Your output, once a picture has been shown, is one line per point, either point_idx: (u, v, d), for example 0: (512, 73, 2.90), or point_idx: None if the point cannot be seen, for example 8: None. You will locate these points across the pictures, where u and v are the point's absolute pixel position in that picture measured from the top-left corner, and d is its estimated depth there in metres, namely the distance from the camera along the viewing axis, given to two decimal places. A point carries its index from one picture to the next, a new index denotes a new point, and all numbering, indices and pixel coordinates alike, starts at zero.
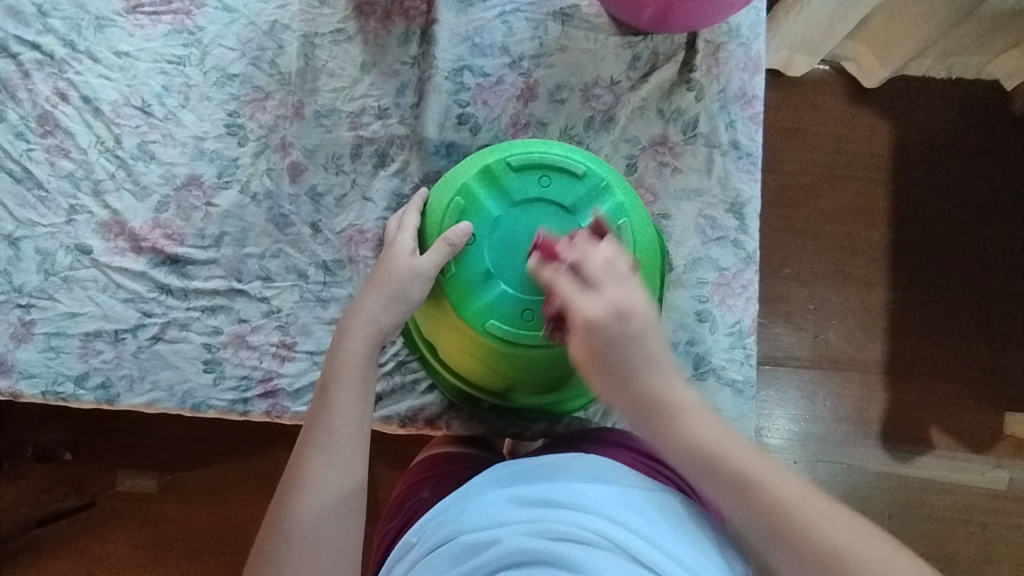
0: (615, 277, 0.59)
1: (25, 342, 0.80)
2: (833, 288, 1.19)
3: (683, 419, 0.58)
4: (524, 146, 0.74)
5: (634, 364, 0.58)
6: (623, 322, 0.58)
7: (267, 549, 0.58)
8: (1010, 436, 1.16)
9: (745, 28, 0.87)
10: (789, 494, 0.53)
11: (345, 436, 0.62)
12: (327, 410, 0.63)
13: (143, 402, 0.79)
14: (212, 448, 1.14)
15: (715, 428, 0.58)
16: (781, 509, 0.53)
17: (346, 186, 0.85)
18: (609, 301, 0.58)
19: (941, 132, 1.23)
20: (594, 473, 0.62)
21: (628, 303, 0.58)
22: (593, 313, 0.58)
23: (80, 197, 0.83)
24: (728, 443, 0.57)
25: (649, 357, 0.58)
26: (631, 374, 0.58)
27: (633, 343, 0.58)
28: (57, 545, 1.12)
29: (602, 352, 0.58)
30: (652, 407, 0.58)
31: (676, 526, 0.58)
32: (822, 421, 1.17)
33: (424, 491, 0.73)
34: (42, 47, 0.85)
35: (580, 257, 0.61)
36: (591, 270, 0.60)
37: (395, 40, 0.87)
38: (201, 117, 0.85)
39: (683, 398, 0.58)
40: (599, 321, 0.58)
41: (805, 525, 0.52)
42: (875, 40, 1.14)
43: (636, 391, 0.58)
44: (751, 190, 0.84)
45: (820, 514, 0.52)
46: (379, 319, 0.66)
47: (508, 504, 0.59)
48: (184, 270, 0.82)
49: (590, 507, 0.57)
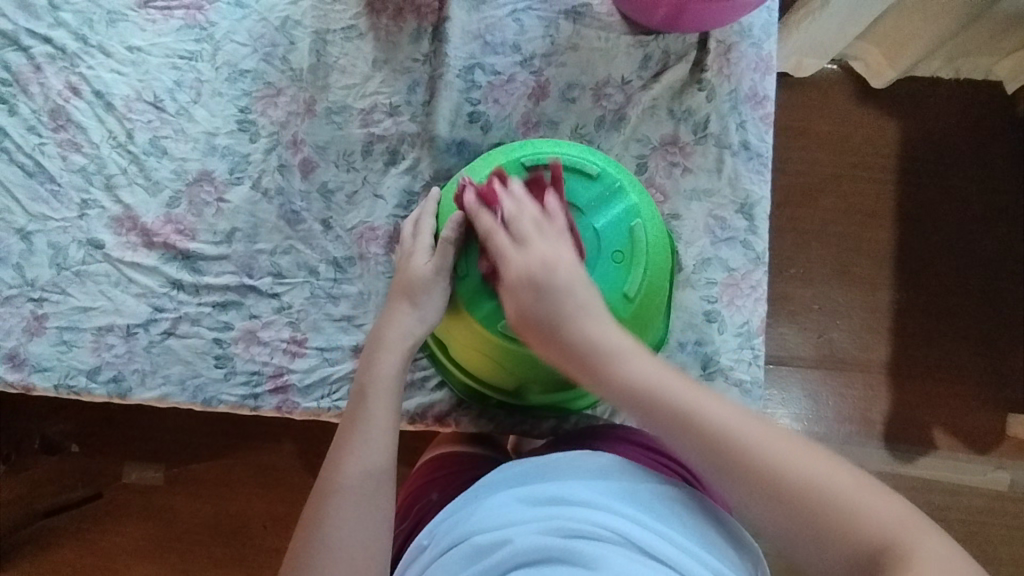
0: (545, 234, 0.62)
1: (37, 336, 0.80)
2: (838, 288, 1.20)
3: (622, 363, 0.57)
4: (537, 147, 0.74)
5: (568, 312, 0.59)
6: (552, 272, 0.60)
7: (302, 554, 0.58)
8: (1012, 437, 1.17)
9: (757, 28, 0.87)
10: (735, 437, 0.52)
11: (379, 445, 0.62)
12: (361, 419, 0.63)
13: (155, 396, 0.80)
14: (220, 441, 1.15)
15: (652, 367, 0.56)
16: (733, 450, 0.52)
17: (358, 183, 0.85)
18: (538, 256, 0.61)
19: (948, 132, 1.24)
20: (603, 471, 0.62)
21: (561, 256, 0.61)
22: (529, 264, 0.61)
23: (93, 191, 0.84)
24: (668, 381, 0.56)
25: (580, 302, 0.59)
26: (565, 327, 0.59)
27: (562, 290, 0.59)
28: (65, 536, 1.13)
29: (534, 309, 0.60)
30: (592, 356, 0.58)
31: (686, 520, 0.59)
32: (825, 420, 1.17)
33: (432, 493, 0.74)
34: (54, 40, 0.86)
35: (512, 214, 0.63)
36: (520, 226, 0.62)
37: (407, 37, 0.87)
38: (213, 112, 0.85)
39: (618, 342, 0.58)
40: (532, 276, 0.60)
41: (764, 458, 0.51)
42: (884, 40, 1.13)
43: (570, 343, 0.58)
44: (761, 190, 0.85)
45: (771, 449, 0.52)
46: (412, 331, 0.67)
47: (518, 503, 0.60)
48: (195, 265, 0.83)
49: (601, 503, 0.57)
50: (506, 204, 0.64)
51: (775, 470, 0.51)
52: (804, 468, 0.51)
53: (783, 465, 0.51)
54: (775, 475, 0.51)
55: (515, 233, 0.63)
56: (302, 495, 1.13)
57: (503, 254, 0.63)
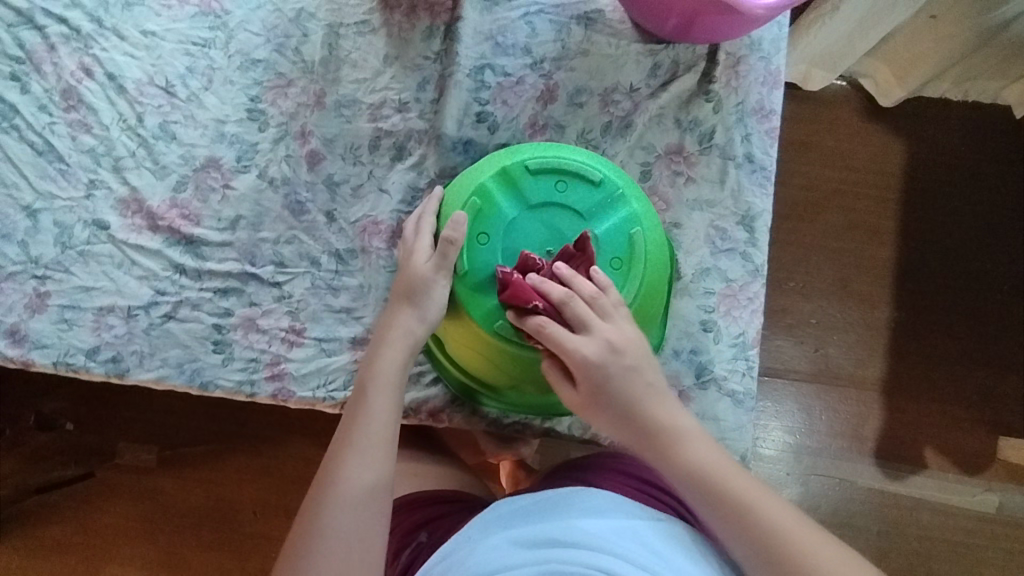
0: (600, 317, 0.65)
1: (39, 313, 0.80)
2: (836, 304, 1.20)
3: (683, 444, 0.63)
4: (542, 149, 0.75)
5: (629, 400, 0.64)
6: (615, 357, 0.64)
7: (300, 544, 0.59)
8: (1002, 459, 1.17)
9: (767, 42, 0.88)
10: (778, 524, 0.58)
11: (379, 439, 0.63)
12: (362, 413, 0.64)
13: (152, 377, 0.80)
14: (214, 426, 1.16)
15: (711, 451, 0.63)
16: (773, 537, 0.58)
17: (363, 176, 0.86)
18: (600, 339, 0.64)
19: (953, 155, 1.24)
20: (595, 508, 0.63)
21: (617, 339, 0.65)
22: (588, 350, 0.64)
23: (101, 172, 0.84)
24: (717, 467, 0.62)
25: (641, 389, 0.65)
26: (628, 408, 0.64)
27: (622, 380, 0.64)
28: (55, 512, 1.13)
29: (600, 389, 0.64)
30: (653, 437, 0.64)
31: (676, 552, 0.61)
32: (817, 434, 1.17)
33: (421, 534, 0.74)
34: (69, 21, 0.86)
35: (566, 299, 0.65)
36: (574, 312, 0.65)
37: (419, 35, 0.88)
38: (223, 100, 0.86)
39: (680, 427, 0.64)
40: (594, 359, 0.64)
41: (790, 550, 0.57)
42: (894, 59, 1.14)
43: (634, 423, 0.64)
44: (763, 204, 0.85)
45: (810, 548, 0.57)
46: (413, 332, 0.68)
47: (512, 547, 0.60)
48: (198, 250, 0.83)
49: (596, 543, 0.58)
50: (550, 294, 0.65)
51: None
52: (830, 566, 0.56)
53: (814, 558, 0.57)
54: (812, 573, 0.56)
55: (569, 319, 0.65)
56: (294, 484, 1.14)
57: (558, 343, 0.64)
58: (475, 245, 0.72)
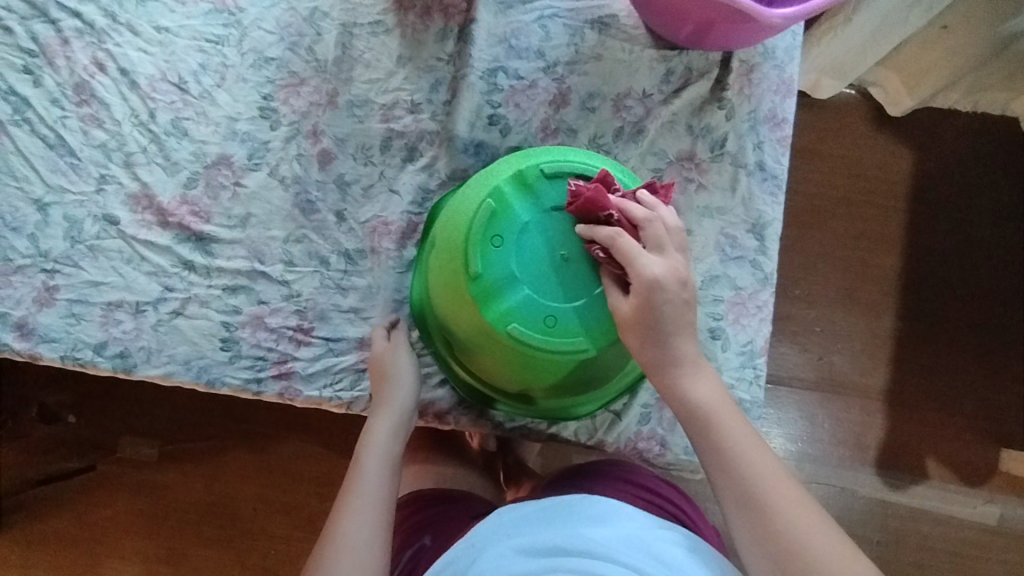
0: (673, 246, 0.65)
1: (47, 307, 0.80)
2: (841, 313, 1.20)
3: (698, 379, 0.64)
4: (557, 153, 0.75)
5: (673, 326, 0.63)
6: (680, 288, 0.63)
7: None
8: (1003, 472, 1.17)
9: (780, 50, 0.88)
10: (771, 479, 0.59)
11: (373, 497, 0.66)
12: (355, 477, 0.68)
13: (160, 374, 0.80)
14: (217, 423, 1.15)
15: (724, 396, 0.64)
16: (763, 490, 0.59)
17: (374, 177, 0.86)
18: (670, 264, 0.64)
19: (961, 167, 1.24)
20: (602, 516, 0.63)
21: (683, 270, 0.64)
22: (655, 268, 0.63)
23: (112, 167, 0.84)
24: (731, 410, 0.63)
25: (687, 322, 0.64)
26: (667, 330, 0.63)
27: (671, 307, 0.63)
28: (56, 506, 1.13)
29: (648, 304, 0.63)
30: (671, 363, 0.64)
31: (684, 562, 0.60)
32: (819, 443, 1.17)
33: (425, 537, 0.74)
34: (83, 15, 0.86)
35: (646, 220, 0.65)
36: (652, 235, 0.65)
37: (432, 36, 0.88)
38: (235, 98, 0.86)
39: (701, 364, 0.64)
40: (661, 279, 0.63)
41: (777, 505, 0.58)
42: (903, 70, 1.14)
43: (664, 348, 0.64)
44: (774, 212, 0.85)
45: (794, 509, 0.58)
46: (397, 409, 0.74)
47: (520, 554, 0.60)
48: (208, 247, 0.83)
49: (603, 553, 0.58)
50: (634, 210, 0.65)
51: (792, 537, 0.56)
52: (811, 532, 0.57)
53: (794, 521, 0.57)
54: (789, 529, 0.57)
55: (643, 238, 0.65)
56: (295, 482, 1.14)
57: (631, 252, 0.64)
58: (489, 248, 0.71)
